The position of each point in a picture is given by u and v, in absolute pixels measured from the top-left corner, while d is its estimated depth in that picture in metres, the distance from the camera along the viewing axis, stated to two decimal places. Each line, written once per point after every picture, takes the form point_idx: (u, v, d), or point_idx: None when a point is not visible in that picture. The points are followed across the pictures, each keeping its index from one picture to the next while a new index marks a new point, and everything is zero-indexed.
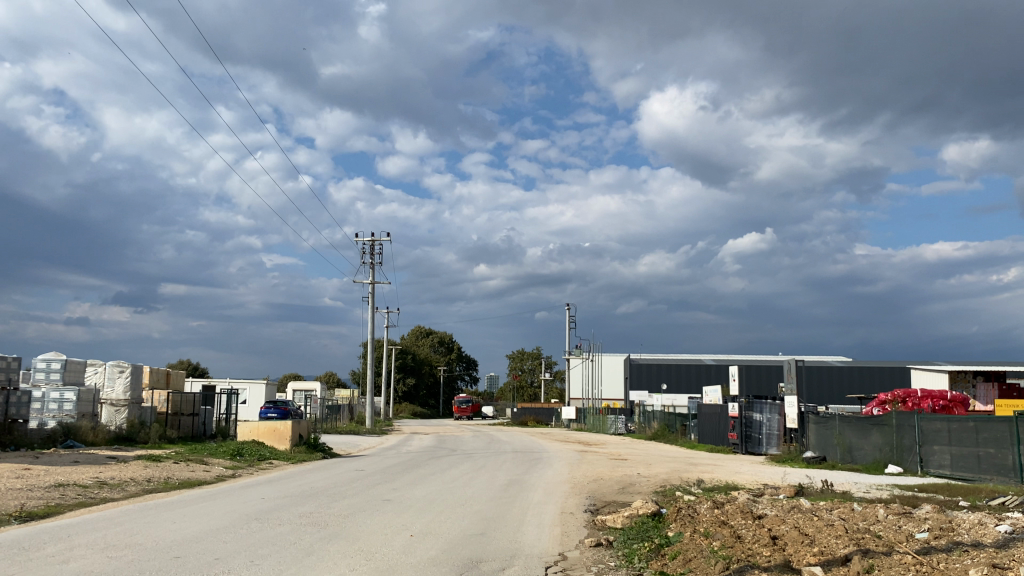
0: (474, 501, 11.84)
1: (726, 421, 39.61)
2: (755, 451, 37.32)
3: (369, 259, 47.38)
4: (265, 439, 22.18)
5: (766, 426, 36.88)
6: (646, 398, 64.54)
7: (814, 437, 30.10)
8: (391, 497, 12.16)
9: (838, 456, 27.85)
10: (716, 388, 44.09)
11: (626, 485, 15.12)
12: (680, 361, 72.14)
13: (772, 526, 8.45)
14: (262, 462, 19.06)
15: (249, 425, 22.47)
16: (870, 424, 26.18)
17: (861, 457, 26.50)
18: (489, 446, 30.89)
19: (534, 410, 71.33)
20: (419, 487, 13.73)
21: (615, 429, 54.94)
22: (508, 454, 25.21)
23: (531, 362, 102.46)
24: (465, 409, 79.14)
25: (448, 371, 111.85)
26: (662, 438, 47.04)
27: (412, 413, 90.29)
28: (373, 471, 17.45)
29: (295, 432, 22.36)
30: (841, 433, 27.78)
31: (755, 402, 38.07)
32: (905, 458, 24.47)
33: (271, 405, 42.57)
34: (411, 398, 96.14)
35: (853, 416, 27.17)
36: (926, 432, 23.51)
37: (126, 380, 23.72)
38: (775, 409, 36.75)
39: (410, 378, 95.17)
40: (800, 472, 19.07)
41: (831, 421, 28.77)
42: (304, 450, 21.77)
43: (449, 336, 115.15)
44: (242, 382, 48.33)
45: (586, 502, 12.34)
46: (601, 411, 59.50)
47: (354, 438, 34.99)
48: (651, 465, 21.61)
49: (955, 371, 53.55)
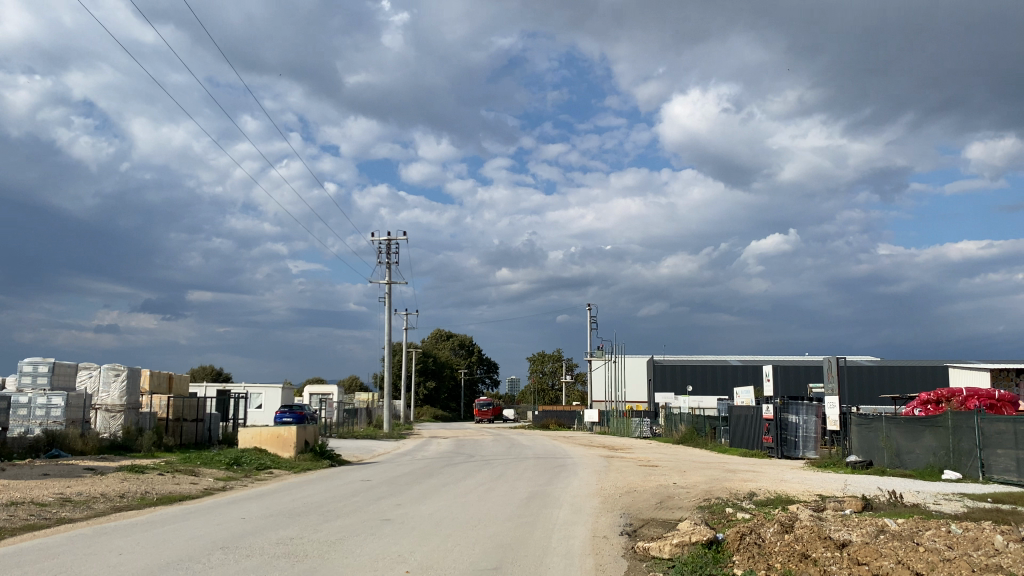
0: (490, 522, 10.04)
1: (760, 424, 37.52)
2: (791, 455, 35.12)
3: (386, 258, 45.98)
4: (267, 446, 20.49)
5: (802, 428, 34.83)
6: (671, 399, 62.51)
7: (857, 441, 27.97)
8: (392, 516, 10.39)
9: (885, 460, 25.72)
10: (748, 390, 42.01)
11: (664, 498, 13.27)
12: (706, 362, 70.01)
13: (869, 562, 6.56)
14: (260, 472, 17.37)
15: (251, 431, 20.74)
16: (922, 425, 24.06)
17: (911, 461, 24.34)
18: (510, 451, 29.13)
19: (557, 412, 69.48)
20: (427, 503, 11.93)
21: (641, 432, 52.97)
22: (530, 461, 23.45)
23: (552, 364, 100.93)
24: (487, 413, 77.40)
25: (469, 374, 110.31)
26: (690, 442, 45.00)
27: (433, 417, 88.72)
28: (379, 482, 15.74)
29: (300, 438, 20.71)
30: (889, 435, 25.66)
31: (790, 402, 35.77)
32: (963, 463, 22.27)
33: (285, 409, 41.09)
34: (431, 402, 94.60)
35: (903, 418, 25.06)
36: (988, 434, 21.35)
37: (122, 385, 22.20)
38: (812, 410, 34.52)
39: (430, 381, 93.58)
40: (856, 480, 17.12)
41: (876, 422, 26.66)
42: (309, 458, 20.09)
43: (469, 339, 113.70)
44: (256, 387, 46.88)
45: (621, 521, 10.49)
46: (626, 414, 57.50)
47: (367, 444, 33.37)
48: (685, 473, 19.69)
49: (997, 369, 51.06)
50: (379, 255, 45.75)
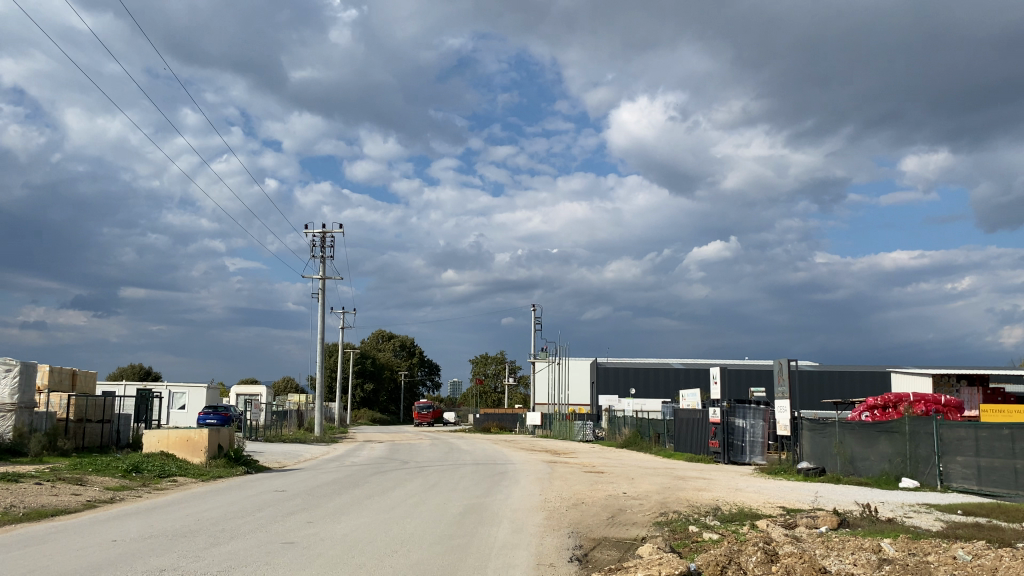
0: (414, 547, 8.38)
1: (705, 427, 36.56)
2: (737, 460, 34.24)
3: (320, 253, 43.58)
4: (176, 450, 18.50)
5: (749, 432, 34.20)
6: (615, 402, 61.56)
7: (808, 446, 27.10)
8: (295, 539, 8.67)
9: (838, 467, 24.84)
10: (693, 393, 41.16)
11: (616, 512, 11.80)
12: (649, 364, 69.33)
13: None
14: (162, 481, 15.41)
15: (156, 434, 18.68)
16: (877, 431, 23.23)
17: (866, 468, 23.49)
18: (447, 456, 27.39)
19: (498, 415, 68.01)
20: (344, 520, 10.19)
21: (583, 436, 51.81)
22: (469, 467, 21.83)
23: (494, 366, 99.54)
24: (426, 415, 75.58)
25: (410, 376, 108.12)
26: (633, 445, 43.99)
27: (371, 419, 86.41)
28: (296, 493, 13.94)
29: (213, 442, 18.75)
30: (843, 441, 24.77)
31: (736, 406, 34.87)
32: (920, 470, 21.41)
33: (210, 411, 38.84)
34: (370, 404, 92.25)
35: (857, 423, 24.21)
36: (947, 441, 20.53)
37: (14, 381, 19.83)
38: (759, 414, 34.00)
39: (369, 383, 91.18)
40: (818, 492, 15.98)
41: (829, 428, 25.79)
42: (222, 465, 18.19)
43: (411, 341, 111.48)
44: (179, 387, 44.27)
45: (571, 543, 8.93)
46: (568, 417, 56.31)
47: (296, 448, 31.39)
48: (633, 481, 18.31)
49: (937, 374, 51.36)
50: (314, 248, 43.39)
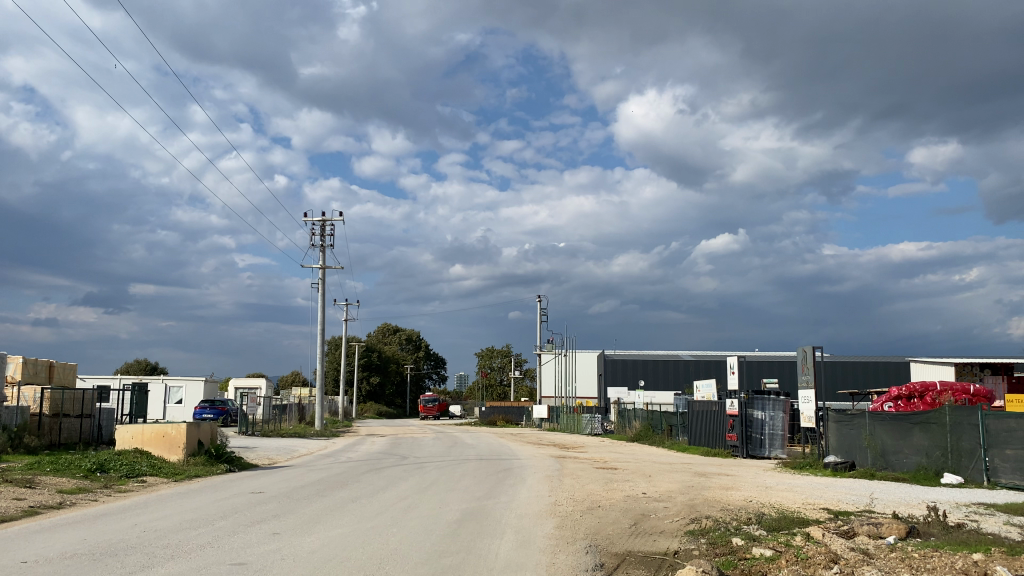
0: (395, 570, 6.70)
1: (722, 420, 34.81)
2: (756, 454, 32.53)
3: (319, 240, 42.06)
4: (151, 447, 16.95)
5: (768, 425, 32.39)
6: (624, 394, 59.89)
7: (835, 439, 25.39)
8: (249, 560, 6.99)
9: (868, 461, 23.07)
10: (708, 384, 39.42)
11: (640, 518, 10.15)
12: (659, 356, 67.56)
13: None
14: (129, 482, 13.86)
15: (129, 429, 17.11)
16: (911, 423, 21.50)
17: (900, 463, 21.76)
18: (449, 451, 25.79)
19: (505, 408, 66.42)
20: (315, 534, 8.51)
21: (592, 429, 50.17)
22: (471, 464, 20.22)
23: (500, 359, 98.14)
24: (432, 409, 74.07)
25: (415, 370, 106.59)
26: (645, 439, 42.30)
27: (376, 413, 84.98)
28: (273, 495, 12.36)
29: (192, 438, 17.19)
30: (873, 433, 23.03)
31: (754, 398, 33.24)
32: (963, 465, 19.67)
33: (206, 405, 37.62)
34: (376, 398, 90.80)
35: (889, 414, 22.48)
36: (994, 433, 18.82)
37: None
38: (779, 406, 32.45)
39: (374, 376, 89.63)
40: (861, 496, 14.35)
41: (858, 419, 24.07)
42: (200, 464, 16.65)
43: (417, 334, 109.99)
44: (176, 380, 42.85)
45: (590, 562, 7.19)
46: (576, 410, 54.64)
47: (290, 443, 29.87)
48: (651, 480, 16.62)
49: (960, 363, 49.55)
50: (313, 235, 41.82)
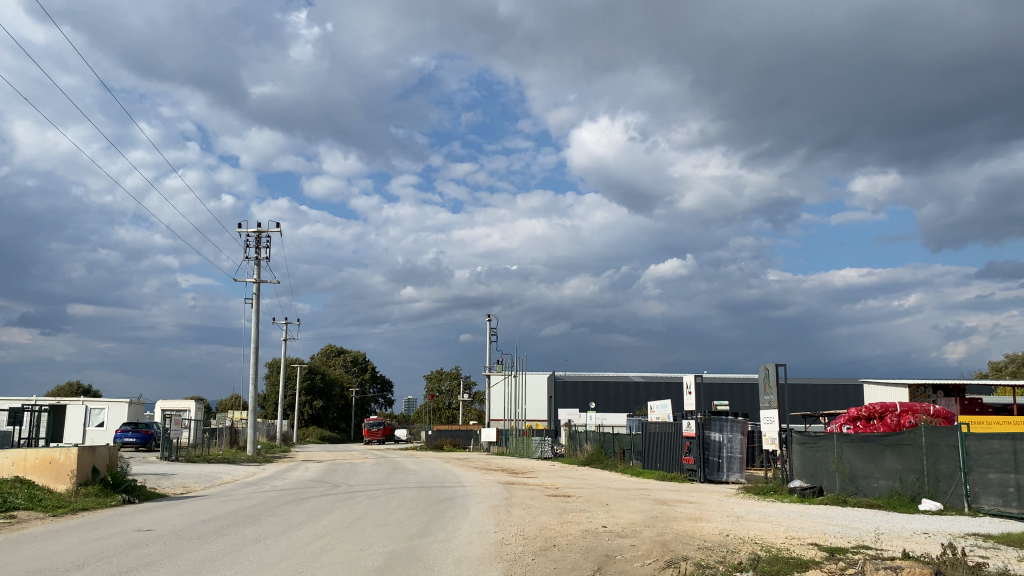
0: None
1: (678, 442, 33.28)
2: (714, 478, 31.04)
3: (254, 253, 39.80)
4: (35, 475, 14.67)
5: (726, 447, 30.98)
6: (574, 416, 58.29)
7: (800, 463, 23.98)
8: None
9: (836, 486, 21.64)
10: (662, 405, 37.96)
11: (603, 561, 8.38)
12: (609, 377, 66.18)
13: None
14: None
15: (9, 456, 14.82)
16: (883, 445, 20.18)
17: (871, 488, 20.40)
18: (387, 478, 23.68)
19: (452, 432, 64.30)
20: None
21: (542, 452, 48.36)
22: (409, 491, 18.25)
23: (449, 382, 96.12)
24: (377, 433, 71.57)
25: (361, 393, 103.79)
26: (597, 463, 40.64)
27: (319, 438, 82.02)
28: (164, 534, 10.29)
29: (83, 465, 14.92)
30: (841, 456, 21.66)
31: (711, 419, 31.84)
32: (941, 490, 18.33)
33: (128, 428, 35.15)
34: (319, 422, 87.77)
35: (858, 436, 21.15)
36: (975, 455, 17.54)
37: None
38: (737, 427, 31.02)
39: (318, 400, 86.74)
40: (842, 528, 12.85)
41: (824, 441, 22.70)
42: (92, 494, 14.42)
43: (363, 356, 107.26)
44: (98, 402, 39.99)
45: None
46: (525, 433, 52.85)
47: (216, 469, 27.45)
48: (609, 510, 14.85)
49: (913, 385, 49.07)
50: (247, 248, 39.51)
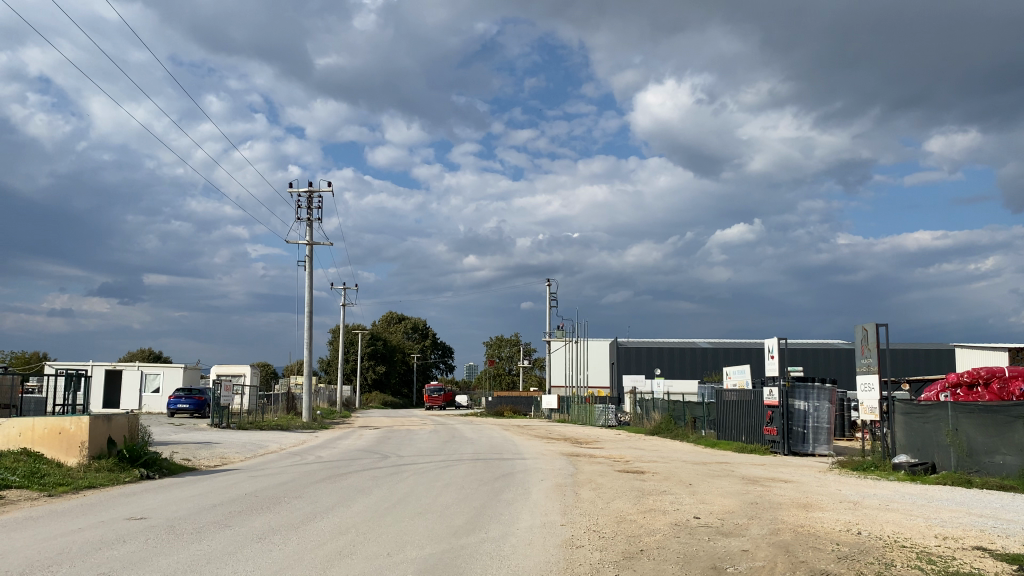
0: None
1: (759, 411, 30.65)
2: (798, 451, 28.36)
3: (306, 214, 38.34)
4: (45, 448, 13.06)
5: (812, 417, 28.33)
6: (640, 382, 55.76)
7: (903, 436, 21.16)
8: None
9: (951, 463, 18.86)
10: (738, 371, 35.27)
11: None
12: (676, 343, 63.44)
13: None
14: None
15: (17, 426, 13.26)
16: (1013, 416, 17.49)
17: (996, 466, 17.67)
18: (442, 448, 21.74)
19: (512, 398, 62.60)
20: None
21: (606, 420, 46.13)
22: (463, 465, 16.16)
23: (509, 349, 94.63)
24: (438, 399, 70.35)
25: (423, 359, 103.07)
26: (666, 433, 38.24)
27: (381, 403, 81.30)
28: (156, 527, 8.28)
29: (96, 435, 13.26)
30: (957, 428, 18.84)
31: (795, 386, 29.16)
32: None
33: (182, 395, 34.09)
34: (381, 388, 87.18)
35: (979, 405, 18.36)
36: None
37: None
38: (825, 395, 28.42)
39: (380, 365, 86.00)
40: (994, 522, 10.27)
41: (933, 412, 19.89)
42: (104, 470, 12.75)
43: (424, 322, 106.36)
44: (153, 367, 39.04)
45: None
46: (589, 399, 50.66)
47: (265, 437, 25.95)
48: (695, 494, 12.52)
49: (1013, 349, 45.11)
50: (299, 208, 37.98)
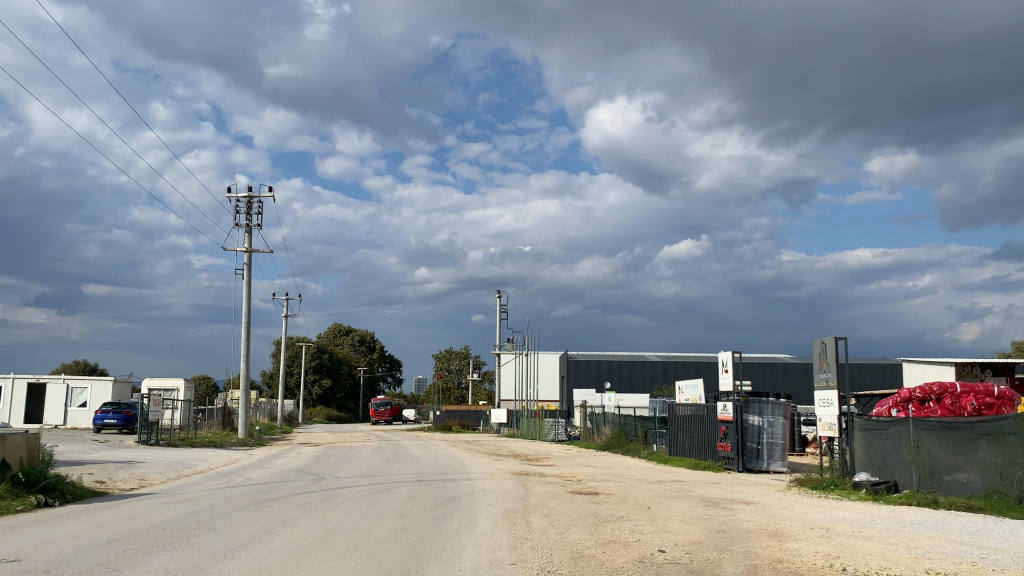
0: None
1: (712, 426, 29.91)
2: (753, 467, 27.62)
3: (245, 220, 36.61)
4: None
5: (766, 433, 27.66)
6: (590, 396, 54.89)
7: (863, 453, 20.49)
8: None
9: (913, 481, 18.20)
10: (690, 385, 34.55)
11: None
12: (626, 357, 62.78)
13: None
14: None
15: None
16: (978, 433, 16.89)
17: (959, 484, 17.04)
18: (382, 467, 20.39)
19: (461, 413, 61.23)
20: None
21: (555, 435, 45.09)
22: (406, 487, 14.88)
23: (458, 362, 93.17)
24: (384, 413, 68.57)
25: (370, 373, 101.00)
26: (617, 448, 37.34)
27: (326, 418, 79.13)
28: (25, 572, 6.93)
29: None
30: (918, 445, 18.20)
31: (749, 400, 28.49)
32: None
33: (109, 410, 32.08)
34: (325, 402, 84.98)
35: (941, 421, 17.75)
36: None
37: None
38: (779, 410, 27.81)
39: (325, 379, 83.84)
40: (980, 551, 9.44)
41: (894, 427, 19.24)
42: None
43: (371, 334, 104.30)
44: (80, 380, 36.88)
45: None
46: (539, 414, 49.58)
47: (195, 455, 24.26)
48: (656, 520, 11.44)
49: (959, 363, 45.29)
50: (238, 213, 36.23)
